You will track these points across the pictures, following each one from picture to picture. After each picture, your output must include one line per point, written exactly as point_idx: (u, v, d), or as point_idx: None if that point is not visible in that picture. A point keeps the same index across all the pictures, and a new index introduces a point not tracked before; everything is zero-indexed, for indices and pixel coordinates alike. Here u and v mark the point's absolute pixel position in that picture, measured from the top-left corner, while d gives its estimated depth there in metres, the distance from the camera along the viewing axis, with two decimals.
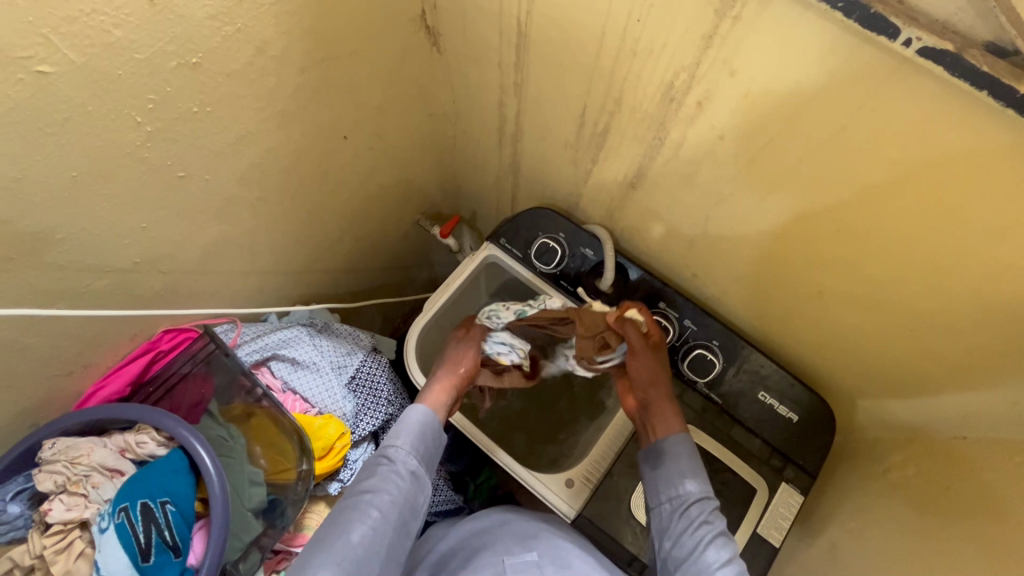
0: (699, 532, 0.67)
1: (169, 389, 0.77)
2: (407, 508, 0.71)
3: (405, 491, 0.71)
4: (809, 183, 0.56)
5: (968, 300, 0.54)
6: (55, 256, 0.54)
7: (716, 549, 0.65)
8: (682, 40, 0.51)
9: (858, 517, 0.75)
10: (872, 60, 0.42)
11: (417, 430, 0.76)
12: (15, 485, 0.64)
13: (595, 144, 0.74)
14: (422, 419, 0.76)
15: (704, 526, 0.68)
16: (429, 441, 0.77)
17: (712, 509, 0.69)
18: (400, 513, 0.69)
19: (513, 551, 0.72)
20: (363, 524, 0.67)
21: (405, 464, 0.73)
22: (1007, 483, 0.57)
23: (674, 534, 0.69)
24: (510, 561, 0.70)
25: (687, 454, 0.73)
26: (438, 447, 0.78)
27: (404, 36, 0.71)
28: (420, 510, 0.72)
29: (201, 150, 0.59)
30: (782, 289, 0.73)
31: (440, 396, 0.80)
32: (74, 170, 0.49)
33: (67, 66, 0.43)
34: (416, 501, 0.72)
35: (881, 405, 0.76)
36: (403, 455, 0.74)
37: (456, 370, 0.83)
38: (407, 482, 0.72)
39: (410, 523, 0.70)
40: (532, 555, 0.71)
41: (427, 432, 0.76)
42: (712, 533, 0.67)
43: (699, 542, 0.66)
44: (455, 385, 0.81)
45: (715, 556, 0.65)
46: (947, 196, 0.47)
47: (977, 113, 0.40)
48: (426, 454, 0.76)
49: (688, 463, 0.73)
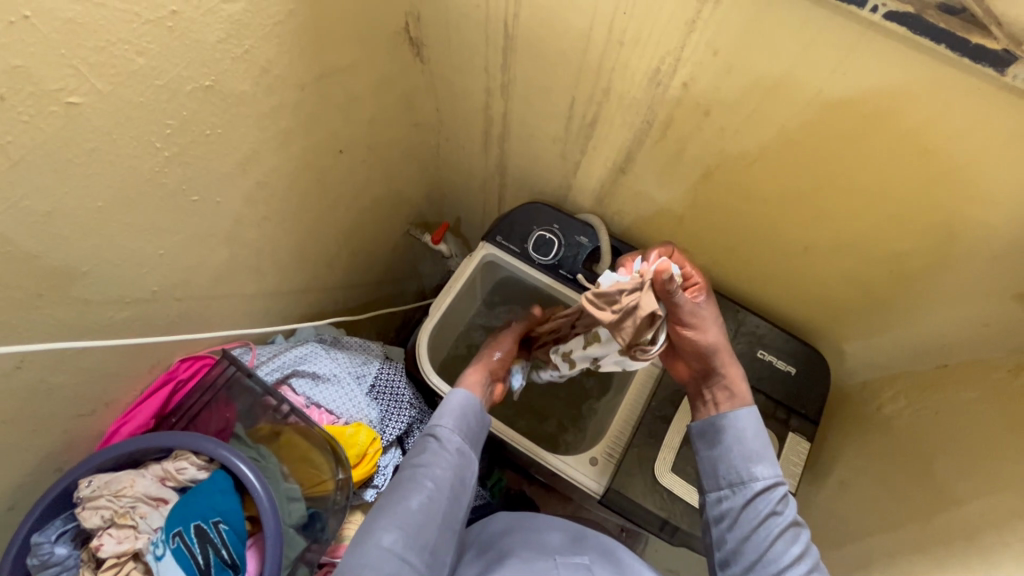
0: (766, 526, 0.63)
1: (192, 418, 0.78)
2: (459, 481, 0.68)
3: (456, 466, 0.69)
4: (787, 148, 0.62)
5: (937, 236, 0.61)
6: (81, 289, 0.54)
7: (786, 543, 0.62)
8: (667, 26, 0.56)
9: (860, 453, 0.81)
10: (841, 26, 0.47)
11: (460, 412, 0.71)
12: (55, 528, 0.62)
13: (583, 134, 0.78)
14: (466, 399, 0.72)
15: (773, 518, 0.63)
16: (473, 423, 0.72)
17: (781, 497, 0.64)
18: (453, 487, 0.67)
19: (563, 551, 0.70)
20: (419, 493, 0.65)
21: (453, 442, 0.69)
22: (993, 394, 0.63)
23: (737, 526, 0.65)
24: (561, 559, 0.68)
25: (752, 435, 0.68)
26: (482, 430, 0.73)
27: (392, 49, 0.74)
28: (470, 485, 0.70)
29: (214, 172, 0.60)
30: (768, 253, 0.79)
31: (472, 378, 0.80)
32: (100, 200, 0.50)
33: (95, 95, 0.44)
34: (466, 475, 0.69)
35: (867, 347, 0.83)
36: (448, 433, 0.70)
37: (492, 354, 0.85)
38: (457, 459, 0.69)
39: (462, 495, 0.68)
40: (583, 558, 0.69)
41: (471, 415, 0.72)
42: (781, 527, 0.63)
43: (766, 536, 0.63)
44: (488, 365, 0.82)
45: (783, 553, 0.62)
46: (917, 140, 0.53)
47: (930, 65, 0.47)
48: (471, 435, 0.72)
49: (757, 444, 0.67)
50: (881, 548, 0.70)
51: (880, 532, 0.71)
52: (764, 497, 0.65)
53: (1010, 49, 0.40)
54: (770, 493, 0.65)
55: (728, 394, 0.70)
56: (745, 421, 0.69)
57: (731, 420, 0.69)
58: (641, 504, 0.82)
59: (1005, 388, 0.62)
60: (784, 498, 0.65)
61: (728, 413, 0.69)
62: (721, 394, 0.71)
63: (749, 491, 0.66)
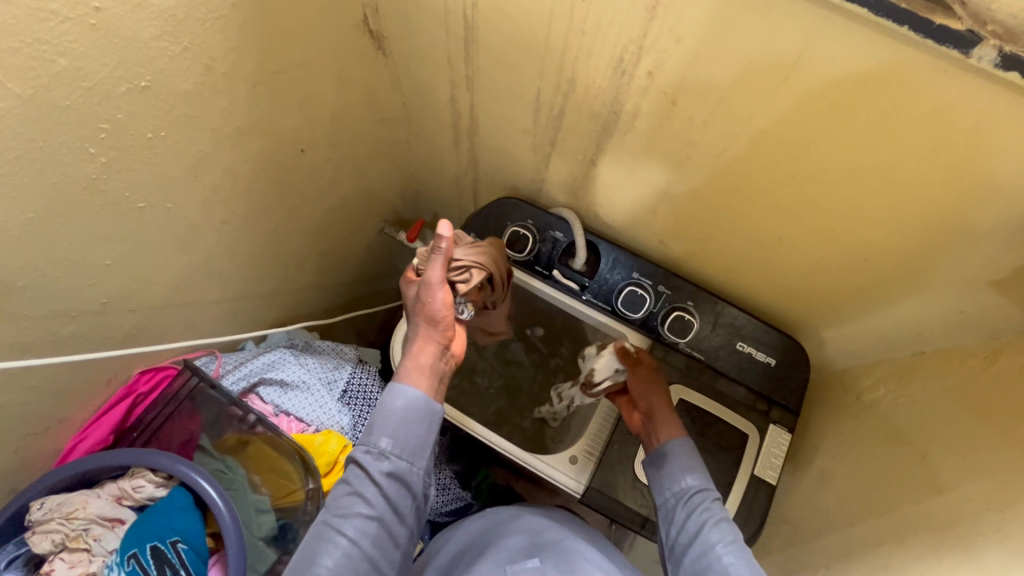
0: (703, 518, 0.68)
1: (155, 431, 0.78)
2: (391, 512, 0.65)
3: (382, 497, 0.64)
4: (754, 136, 0.60)
5: (911, 224, 0.60)
6: (19, 304, 0.51)
7: (720, 531, 0.66)
8: (627, 14, 0.54)
9: (840, 443, 0.81)
10: (803, 11, 0.46)
11: (400, 418, 0.67)
12: (7, 553, 0.65)
13: (552, 126, 0.76)
14: (403, 406, 0.67)
15: (709, 511, 0.69)
16: (416, 427, 0.67)
17: (714, 498, 0.70)
18: (381, 522, 0.64)
19: (516, 558, 0.69)
20: (334, 547, 0.61)
21: (377, 467, 0.65)
22: (975, 384, 0.62)
23: (681, 525, 0.70)
24: (512, 568, 0.68)
25: (689, 451, 0.75)
26: (431, 432, 0.68)
27: (350, 43, 0.70)
28: (406, 512, 0.66)
29: (160, 178, 0.57)
30: (745, 243, 0.78)
31: (423, 358, 0.69)
32: (31, 212, 0.47)
33: (14, 100, 0.41)
34: (400, 502, 0.65)
35: (844, 337, 0.82)
36: (373, 459, 0.65)
37: (426, 313, 0.71)
38: (387, 486, 0.65)
39: (394, 526, 0.65)
40: (534, 560, 0.68)
41: (413, 418, 0.67)
42: (716, 518, 0.67)
43: (703, 527, 0.67)
44: (434, 336, 0.70)
45: (719, 539, 0.65)
46: (886, 127, 0.52)
47: (894, 48, 0.45)
48: (407, 446, 0.67)
49: (691, 457, 0.74)
50: (858, 538, 0.69)
51: (857, 523, 0.70)
52: (699, 496, 0.71)
53: (973, 29, 0.39)
54: (705, 495, 0.71)
55: (668, 428, 0.77)
56: (681, 444, 0.76)
57: (669, 444, 0.76)
58: (622, 501, 0.82)
59: (985, 378, 0.61)
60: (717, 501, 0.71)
61: (663, 443, 0.76)
62: (662, 426, 0.78)
63: (686, 492, 0.72)
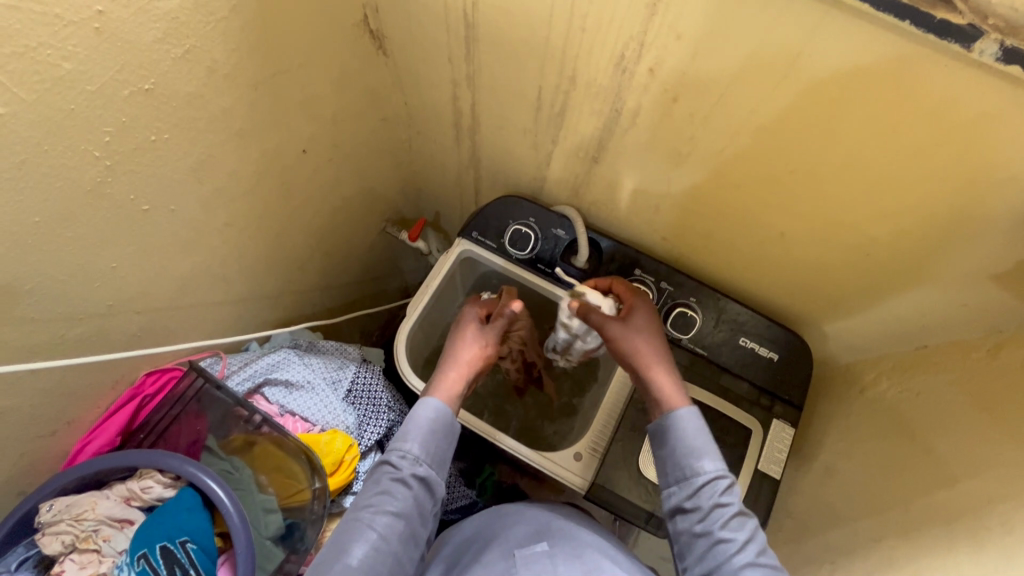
0: (713, 517, 0.64)
1: (162, 432, 0.79)
2: (417, 513, 0.65)
3: (412, 499, 0.65)
4: (755, 132, 0.60)
5: (913, 218, 0.60)
6: (26, 307, 0.52)
7: (731, 532, 0.62)
8: (627, 12, 0.54)
9: (844, 437, 0.81)
10: (803, 6, 0.46)
11: (428, 427, 0.68)
12: (18, 554, 0.66)
13: (553, 124, 0.76)
14: (435, 415, 0.69)
15: (719, 508, 0.64)
16: (441, 440, 0.69)
17: (725, 488, 0.65)
18: (408, 522, 0.64)
19: (523, 543, 0.70)
20: (364, 540, 0.61)
21: (411, 472, 0.66)
22: (980, 377, 0.62)
23: (688, 520, 0.66)
24: (519, 552, 0.68)
25: (698, 432, 0.68)
26: (452, 447, 0.70)
27: (351, 43, 0.71)
28: (429, 517, 0.66)
29: (164, 181, 0.57)
30: (748, 239, 0.78)
31: (456, 385, 0.73)
32: (37, 216, 0.48)
33: (19, 104, 0.41)
34: (424, 506, 0.66)
35: (848, 331, 0.82)
36: (410, 462, 0.66)
37: (477, 350, 0.77)
38: (416, 491, 0.65)
39: (420, 529, 0.65)
40: (542, 545, 0.69)
41: (440, 430, 0.68)
42: (727, 515, 0.63)
43: (712, 526, 0.63)
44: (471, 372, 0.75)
45: (730, 541, 0.62)
46: (887, 121, 0.52)
47: (895, 43, 0.45)
48: (437, 456, 0.68)
49: (700, 441, 0.68)
50: (863, 532, 0.69)
51: (862, 517, 0.71)
52: (708, 489, 0.65)
53: (974, 23, 0.39)
54: (715, 486, 0.65)
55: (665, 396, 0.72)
56: (687, 419, 0.69)
57: (674, 421, 0.69)
58: (626, 496, 0.82)
59: (989, 371, 0.61)
60: (728, 489, 0.65)
61: (671, 412, 0.70)
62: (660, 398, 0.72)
63: (695, 482, 0.66)
